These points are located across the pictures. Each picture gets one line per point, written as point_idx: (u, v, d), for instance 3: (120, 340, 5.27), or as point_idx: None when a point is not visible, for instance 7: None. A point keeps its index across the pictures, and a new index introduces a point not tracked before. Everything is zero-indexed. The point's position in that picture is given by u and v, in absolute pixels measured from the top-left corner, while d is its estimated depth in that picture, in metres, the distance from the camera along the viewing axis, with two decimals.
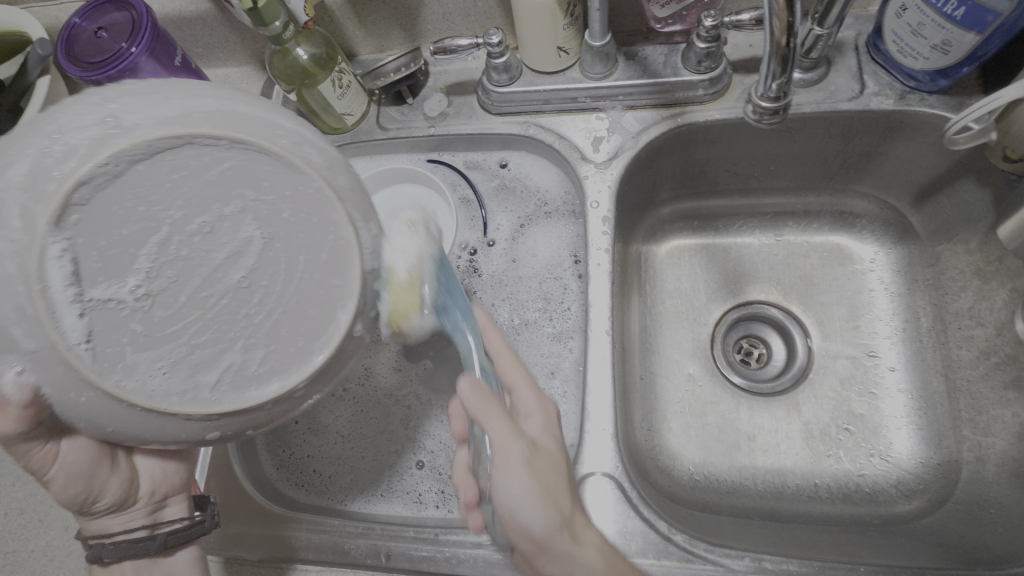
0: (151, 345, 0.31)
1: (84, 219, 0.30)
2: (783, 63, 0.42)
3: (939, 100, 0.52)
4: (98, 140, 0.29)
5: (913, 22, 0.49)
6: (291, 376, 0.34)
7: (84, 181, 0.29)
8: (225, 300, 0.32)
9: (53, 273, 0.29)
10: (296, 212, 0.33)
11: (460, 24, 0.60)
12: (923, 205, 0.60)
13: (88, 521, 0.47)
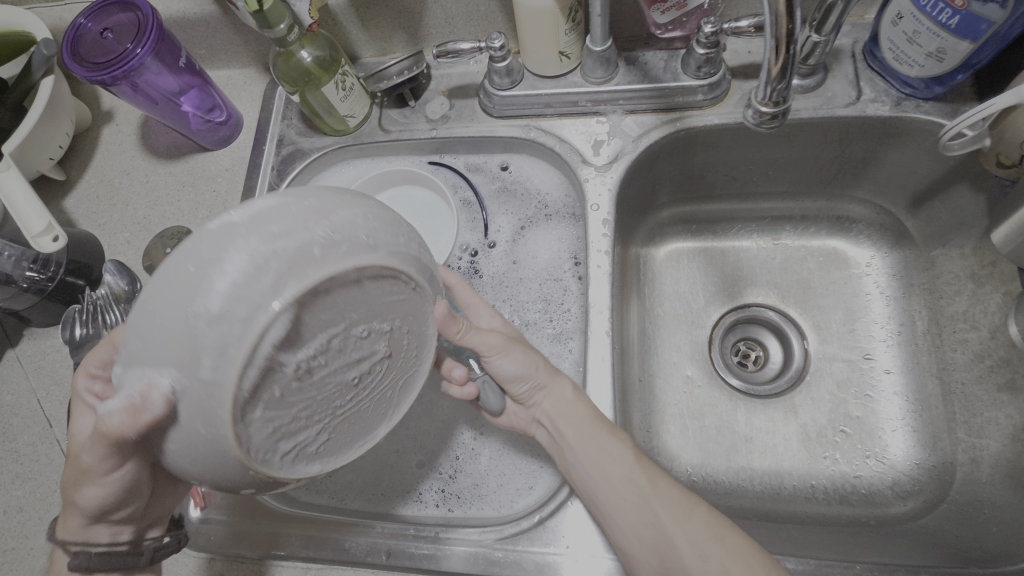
0: (280, 410, 0.31)
1: (307, 307, 0.29)
2: (782, 71, 0.43)
3: (935, 107, 0.53)
4: (339, 248, 0.30)
5: (909, 30, 0.49)
6: (328, 462, 0.37)
7: (315, 286, 0.28)
8: (344, 394, 0.34)
9: (268, 337, 0.28)
10: (409, 341, 0.37)
11: (462, 29, 0.61)
12: (919, 210, 0.61)
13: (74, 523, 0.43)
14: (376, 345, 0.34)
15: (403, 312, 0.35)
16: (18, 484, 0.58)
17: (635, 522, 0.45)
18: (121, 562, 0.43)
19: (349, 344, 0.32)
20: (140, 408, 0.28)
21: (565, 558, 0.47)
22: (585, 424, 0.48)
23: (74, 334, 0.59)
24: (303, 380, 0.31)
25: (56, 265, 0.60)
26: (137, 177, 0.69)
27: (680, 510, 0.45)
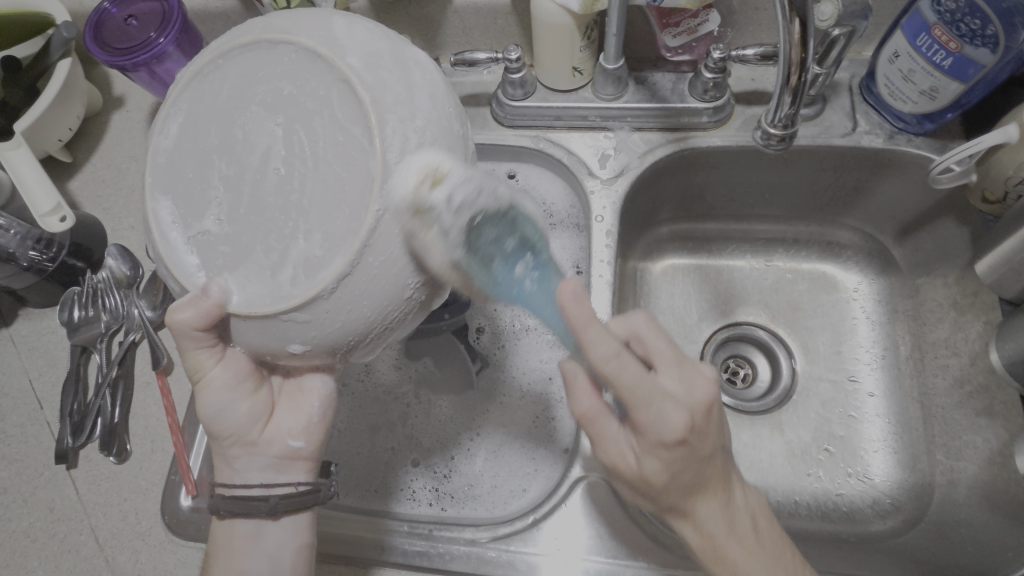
0: (233, 263, 0.33)
1: (168, 162, 0.35)
2: (794, 95, 0.46)
3: (925, 142, 0.56)
4: (160, 112, 0.36)
5: (904, 68, 0.52)
6: (349, 245, 0.31)
7: (154, 147, 0.35)
8: (266, 184, 0.32)
9: (161, 213, 0.35)
10: (296, 92, 0.33)
11: (479, 39, 0.63)
12: (906, 239, 0.64)
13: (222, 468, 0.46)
14: (268, 127, 0.32)
15: (263, 69, 0.34)
16: (3, 465, 0.57)
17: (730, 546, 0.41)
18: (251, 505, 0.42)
19: (234, 149, 0.33)
20: (202, 297, 0.33)
21: (540, 558, 0.48)
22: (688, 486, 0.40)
23: (73, 316, 0.60)
24: (226, 222, 0.33)
25: (59, 246, 0.60)
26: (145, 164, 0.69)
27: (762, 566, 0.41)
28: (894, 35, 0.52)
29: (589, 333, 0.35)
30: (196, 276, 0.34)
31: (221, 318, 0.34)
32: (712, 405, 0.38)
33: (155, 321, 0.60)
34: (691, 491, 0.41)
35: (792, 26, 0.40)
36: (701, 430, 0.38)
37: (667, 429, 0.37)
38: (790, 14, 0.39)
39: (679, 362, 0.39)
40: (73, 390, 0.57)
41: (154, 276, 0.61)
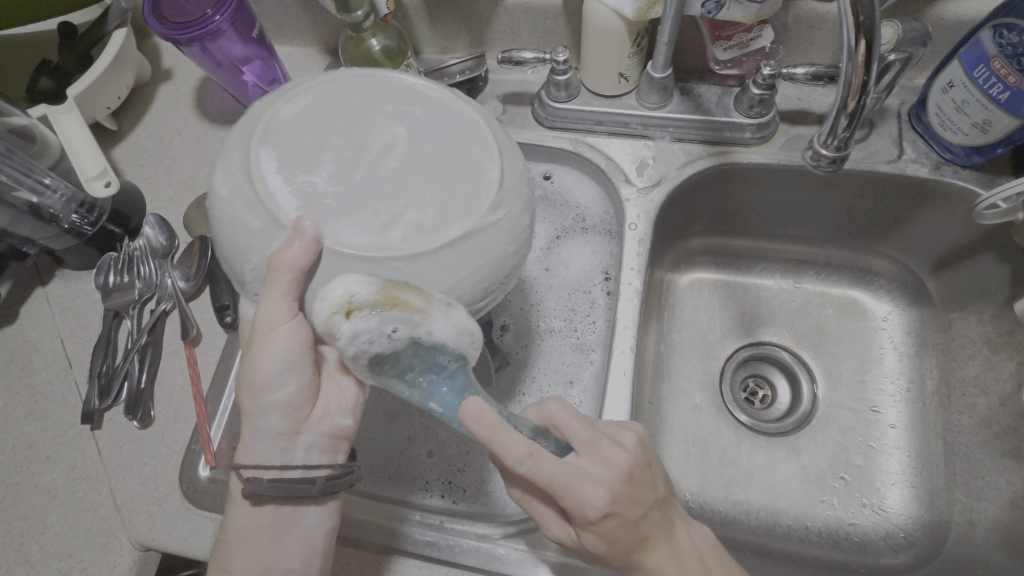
0: (336, 215, 0.33)
1: (274, 127, 0.35)
2: (851, 118, 0.45)
3: (972, 175, 0.55)
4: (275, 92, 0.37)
5: (957, 98, 0.51)
6: (464, 220, 0.33)
7: (269, 110, 0.36)
8: (375, 163, 0.33)
9: (261, 162, 0.34)
10: (423, 108, 0.36)
11: (526, 38, 0.63)
12: (941, 272, 0.63)
13: (248, 446, 0.43)
14: (391, 129, 0.34)
15: (388, 86, 0.37)
16: (31, 420, 0.59)
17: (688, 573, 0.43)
18: (296, 489, 0.42)
19: (353, 133, 0.34)
20: (293, 233, 0.32)
21: (539, 558, 0.48)
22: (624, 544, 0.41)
23: (108, 281, 0.61)
24: (336, 184, 0.33)
25: (100, 212, 0.61)
26: (187, 137, 0.70)
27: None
28: (950, 65, 0.51)
29: (503, 446, 0.35)
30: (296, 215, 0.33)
31: (310, 257, 0.33)
32: (640, 453, 0.42)
33: (188, 292, 0.61)
34: (631, 554, 0.42)
35: (858, 48, 0.39)
36: (636, 483, 0.40)
37: (590, 505, 0.38)
38: (859, 34, 0.38)
39: (597, 437, 0.40)
40: (103, 353, 0.59)
41: (188, 247, 0.62)
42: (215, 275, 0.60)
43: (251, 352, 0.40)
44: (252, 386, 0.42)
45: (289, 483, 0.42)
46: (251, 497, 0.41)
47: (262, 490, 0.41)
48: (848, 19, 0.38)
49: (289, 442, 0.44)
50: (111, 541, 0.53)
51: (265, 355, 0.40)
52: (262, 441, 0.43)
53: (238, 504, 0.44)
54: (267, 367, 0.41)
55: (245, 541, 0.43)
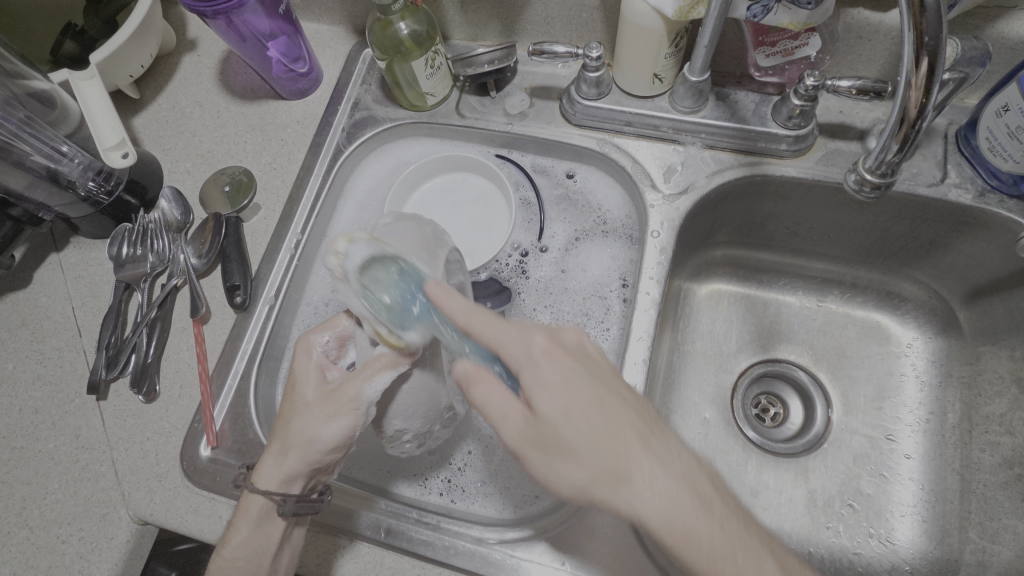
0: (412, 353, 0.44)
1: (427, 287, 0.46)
2: (902, 144, 0.42)
3: (1018, 206, 0.52)
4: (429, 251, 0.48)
5: (1011, 123, 0.48)
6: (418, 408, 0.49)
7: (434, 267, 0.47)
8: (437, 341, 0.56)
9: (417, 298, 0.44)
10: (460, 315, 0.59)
11: (558, 30, 0.61)
12: (974, 303, 0.60)
13: (274, 471, 0.45)
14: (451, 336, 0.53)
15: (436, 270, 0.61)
16: (37, 386, 0.59)
17: (669, 486, 0.35)
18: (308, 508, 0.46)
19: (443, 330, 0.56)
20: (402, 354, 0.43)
21: (533, 566, 0.47)
22: (590, 407, 0.36)
23: (121, 252, 0.60)
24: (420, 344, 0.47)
25: (117, 180, 0.60)
26: (208, 110, 0.69)
27: (706, 506, 0.35)
28: (1007, 87, 0.48)
29: (448, 309, 0.40)
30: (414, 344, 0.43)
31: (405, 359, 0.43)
32: (586, 342, 0.41)
33: (199, 269, 0.60)
34: (612, 465, 0.35)
35: (918, 67, 0.36)
36: (588, 359, 0.39)
37: (531, 348, 0.38)
38: (921, 52, 0.36)
39: (521, 325, 0.39)
40: (112, 324, 0.58)
41: (202, 224, 0.62)
42: (227, 254, 0.59)
43: (325, 414, 0.43)
44: (304, 447, 0.43)
45: (310, 502, 0.46)
46: (279, 514, 0.44)
47: (288, 513, 0.44)
48: (910, 38, 0.36)
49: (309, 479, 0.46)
50: (109, 513, 0.54)
51: (333, 428, 0.43)
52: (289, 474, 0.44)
53: (249, 523, 0.45)
54: (321, 441, 0.43)
55: (242, 558, 0.44)
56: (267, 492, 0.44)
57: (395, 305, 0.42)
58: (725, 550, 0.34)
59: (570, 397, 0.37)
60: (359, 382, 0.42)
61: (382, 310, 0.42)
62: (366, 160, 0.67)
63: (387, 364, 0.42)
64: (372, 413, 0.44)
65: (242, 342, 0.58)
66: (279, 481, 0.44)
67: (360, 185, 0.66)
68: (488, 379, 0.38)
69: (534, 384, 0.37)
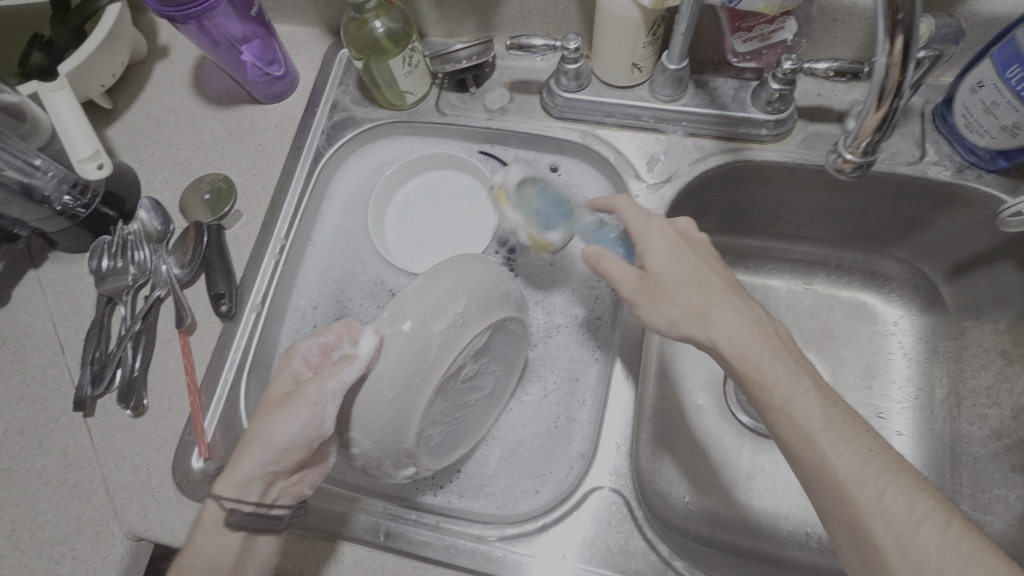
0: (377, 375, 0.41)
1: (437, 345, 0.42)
2: (881, 122, 0.42)
3: (996, 180, 0.53)
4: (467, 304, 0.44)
5: (987, 99, 0.48)
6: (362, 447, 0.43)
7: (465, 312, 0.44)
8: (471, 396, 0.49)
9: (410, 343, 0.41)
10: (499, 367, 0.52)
11: (536, 24, 0.60)
12: (957, 278, 0.61)
13: (229, 476, 0.43)
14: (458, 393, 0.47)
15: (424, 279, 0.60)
16: (22, 406, 0.58)
17: (748, 338, 0.42)
18: (262, 523, 0.43)
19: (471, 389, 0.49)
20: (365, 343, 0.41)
21: (533, 560, 0.47)
22: (716, 280, 0.44)
23: (101, 265, 0.59)
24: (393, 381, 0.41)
25: (93, 193, 0.59)
26: (184, 118, 0.68)
27: (794, 380, 0.40)
28: (982, 63, 0.48)
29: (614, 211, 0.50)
30: (366, 338, 0.40)
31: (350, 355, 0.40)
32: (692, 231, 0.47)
33: (182, 280, 0.59)
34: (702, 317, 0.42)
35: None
36: (694, 243, 0.46)
37: (657, 232, 0.46)
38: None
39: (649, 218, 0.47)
40: (96, 339, 0.57)
41: (183, 233, 0.61)
42: (211, 263, 0.58)
43: (283, 410, 0.42)
44: (258, 443, 0.42)
45: (265, 518, 0.43)
46: (228, 526, 0.42)
47: (236, 524, 0.42)
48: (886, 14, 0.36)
49: (266, 490, 0.43)
50: (103, 531, 0.53)
51: (289, 425, 0.41)
52: (242, 475, 0.42)
53: (205, 533, 0.42)
54: (276, 440, 0.41)
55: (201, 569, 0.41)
56: (218, 499, 0.42)
57: (543, 213, 0.57)
58: (778, 380, 0.40)
59: (676, 262, 0.44)
60: (321, 378, 0.40)
61: (540, 222, 0.58)
62: (347, 162, 0.66)
63: (343, 362, 0.40)
64: (330, 413, 0.41)
65: (229, 351, 0.57)
66: (232, 482, 0.42)
67: (343, 187, 0.66)
68: (649, 251, 0.45)
69: (657, 254, 0.44)
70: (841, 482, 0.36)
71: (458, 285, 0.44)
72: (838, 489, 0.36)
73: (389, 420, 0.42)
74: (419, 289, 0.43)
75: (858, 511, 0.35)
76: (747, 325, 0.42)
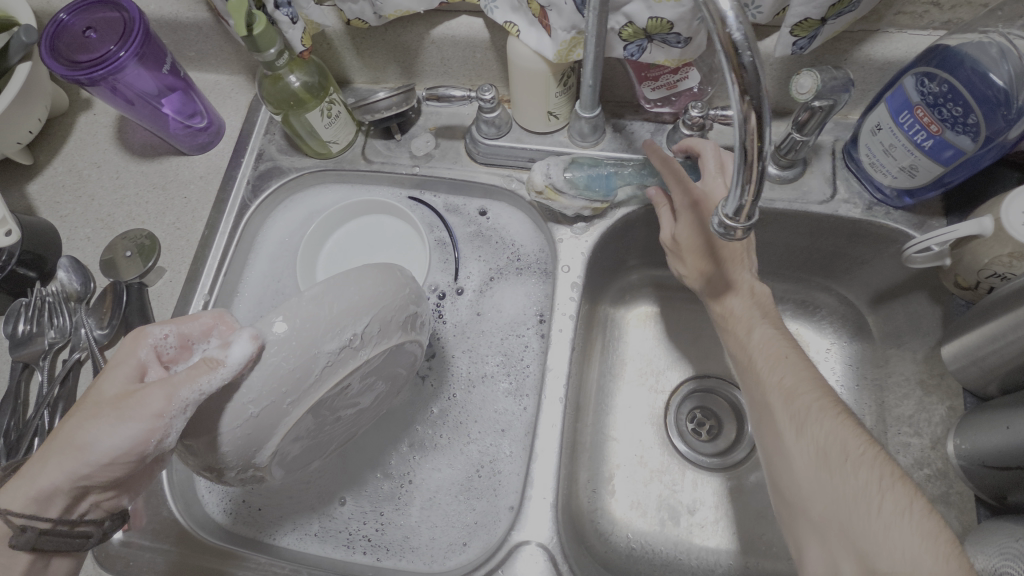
0: (249, 389, 0.35)
1: (327, 372, 0.37)
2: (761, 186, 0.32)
3: (903, 216, 0.54)
4: (371, 329, 0.38)
5: (885, 141, 0.49)
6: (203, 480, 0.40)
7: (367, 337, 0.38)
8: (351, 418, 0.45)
9: (289, 363, 0.35)
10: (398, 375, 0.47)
11: (456, 71, 0.61)
12: (880, 307, 0.62)
13: (35, 479, 0.36)
14: (338, 414, 0.43)
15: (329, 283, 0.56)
16: None
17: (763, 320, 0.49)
18: (64, 543, 0.37)
19: (355, 411, 0.45)
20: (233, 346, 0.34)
21: None
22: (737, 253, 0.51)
23: (17, 329, 0.57)
24: (255, 401, 0.35)
25: (7, 254, 0.57)
26: (107, 171, 0.67)
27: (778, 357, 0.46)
28: (878, 107, 0.49)
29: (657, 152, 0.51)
30: (243, 335, 0.34)
31: (211, 360, 0.33)
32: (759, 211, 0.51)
33: (102, 341, 0.57)
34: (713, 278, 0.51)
35: (749, 126, 0.30)
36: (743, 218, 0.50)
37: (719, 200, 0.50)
38: (745, 109, 0.29)
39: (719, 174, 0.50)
40: (11, 409, 0.55)
41: (102, 293, 0.59)
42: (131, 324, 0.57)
43: (114, 416, 0.35)
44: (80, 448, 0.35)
45: (67, 538, 0.37)
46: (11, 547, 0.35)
47: (23, 547, 0.35)
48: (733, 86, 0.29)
49: (75, 501, 0.37)
50: None
51: (118, 436, 0.34)
52: (53, 484, 0.36)
53: None
54: (98, 449, 0.35)
55: None
56: (8, 513, 0.35)
57: (599, 178, 0.55)
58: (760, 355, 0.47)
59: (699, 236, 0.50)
60: (170, 385, 0.34)
61: (596, 193, 0.55)
62: (275, 212, 0.66)
63: (206, 366, 0.33)
64: (175, 428, 0.34)
65: None
66: (36, 489, 0.36)
67: (272, 237, 0.65)
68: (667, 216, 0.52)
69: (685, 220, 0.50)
70: (791, 417, 0.43)
71: (362, 303, 0.37)
72: (788, 422, 0.43)
73: (244, 438, 0.36)
74: (319, 297, 0.36)
75: (797, 438, 0.42)
76: (756, 315, 0.50)
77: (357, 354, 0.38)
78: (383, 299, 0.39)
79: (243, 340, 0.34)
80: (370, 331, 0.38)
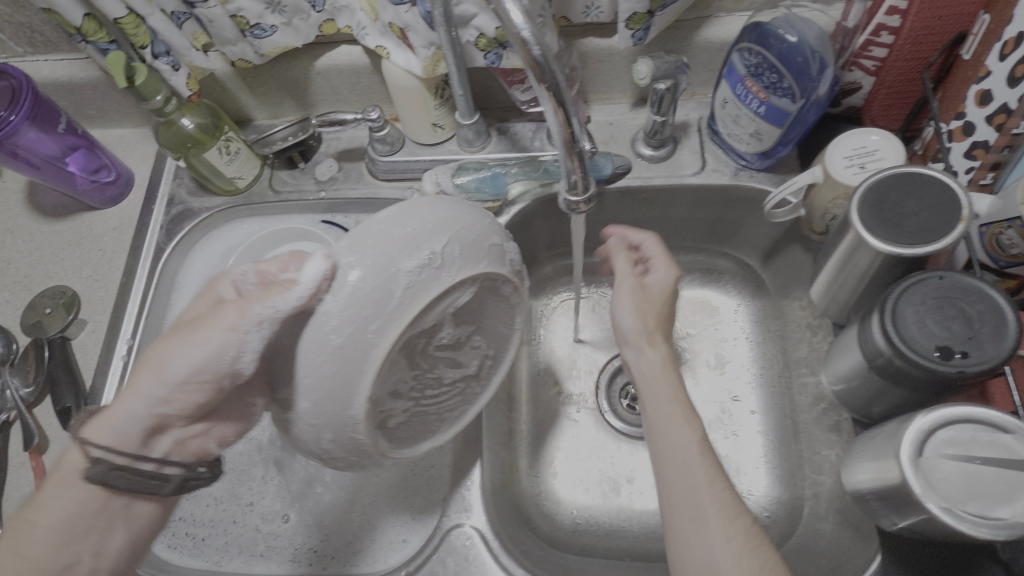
0: (320, 320, 0.35)
1: (407, 300, 0.36)
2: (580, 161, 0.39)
3: (766, 177, 0.59)
4: (448, 254, 0.37)
5: (732, 113, 0.55)
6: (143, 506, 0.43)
7: (443, 264, 0.37)
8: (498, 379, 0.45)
9: (359, 289, 0.35)
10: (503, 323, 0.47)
11: (348, 97, 0.64)
12: (769, 263, 0.67)
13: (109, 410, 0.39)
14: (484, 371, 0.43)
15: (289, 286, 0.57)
16: None
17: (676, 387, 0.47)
18: (145, 484, 0.39)
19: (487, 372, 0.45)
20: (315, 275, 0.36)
21: None
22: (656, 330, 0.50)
23: None
24: (331, 334, 0.35)
25: None
26: (21, 235, 0.68)
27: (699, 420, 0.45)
28: (721, 84, 0.54)
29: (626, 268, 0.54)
30: (318, 255, 0.36)
31: (286, 282, 0.36)
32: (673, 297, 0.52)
33: (29, 400, 0.58)
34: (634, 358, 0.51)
35: (556, 116, 0.36)
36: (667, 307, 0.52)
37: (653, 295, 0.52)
38: (550, 99, 0.35)
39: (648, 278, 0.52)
40: None
41: (24, 354, 0.60)
42: (54, 377, 0.58)
43: (188, 335, 0.38)
44: (155, 368, 0.38)
45: (143, 479, 0.39)
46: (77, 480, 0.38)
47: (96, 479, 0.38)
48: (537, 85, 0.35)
49: (146, 436, 0.40)
50: None
51: (191, 355, 0.37)
52: (126, 409, 0.39)
53: None
54: (173, 368, 0.38)
55: None
56: (83, 440, 0.38)
57: (487, 179, 0.59)
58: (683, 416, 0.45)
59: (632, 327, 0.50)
60: (245, 301, 0.36)
61: (485, 195, 0.59)
62: (192, 252, 0.67)
63: (282, 286, 0.35)
64: (249, 344, 0.36)
65: None
66: (101, 425, 0.39)
67: (191, 274, 0.65)
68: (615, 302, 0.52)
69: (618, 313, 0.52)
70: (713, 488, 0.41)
71: (436, 224, 0.37)
72: (709, 485, 0.41)
73: (331, 379, 0.36)
74: (392, 221, 0.37)
75: (717, 502, 0.40)
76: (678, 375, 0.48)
77: (445, 277, 0.37)
78: (459, 222, 0.39)
79: (320, 262, 0.36)
80: (454, 254, 0.37)
